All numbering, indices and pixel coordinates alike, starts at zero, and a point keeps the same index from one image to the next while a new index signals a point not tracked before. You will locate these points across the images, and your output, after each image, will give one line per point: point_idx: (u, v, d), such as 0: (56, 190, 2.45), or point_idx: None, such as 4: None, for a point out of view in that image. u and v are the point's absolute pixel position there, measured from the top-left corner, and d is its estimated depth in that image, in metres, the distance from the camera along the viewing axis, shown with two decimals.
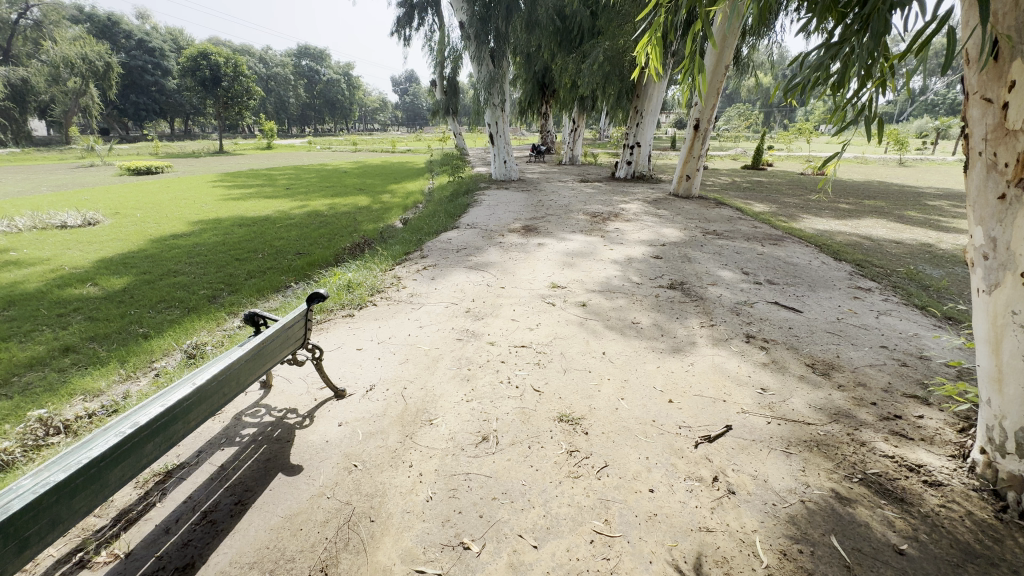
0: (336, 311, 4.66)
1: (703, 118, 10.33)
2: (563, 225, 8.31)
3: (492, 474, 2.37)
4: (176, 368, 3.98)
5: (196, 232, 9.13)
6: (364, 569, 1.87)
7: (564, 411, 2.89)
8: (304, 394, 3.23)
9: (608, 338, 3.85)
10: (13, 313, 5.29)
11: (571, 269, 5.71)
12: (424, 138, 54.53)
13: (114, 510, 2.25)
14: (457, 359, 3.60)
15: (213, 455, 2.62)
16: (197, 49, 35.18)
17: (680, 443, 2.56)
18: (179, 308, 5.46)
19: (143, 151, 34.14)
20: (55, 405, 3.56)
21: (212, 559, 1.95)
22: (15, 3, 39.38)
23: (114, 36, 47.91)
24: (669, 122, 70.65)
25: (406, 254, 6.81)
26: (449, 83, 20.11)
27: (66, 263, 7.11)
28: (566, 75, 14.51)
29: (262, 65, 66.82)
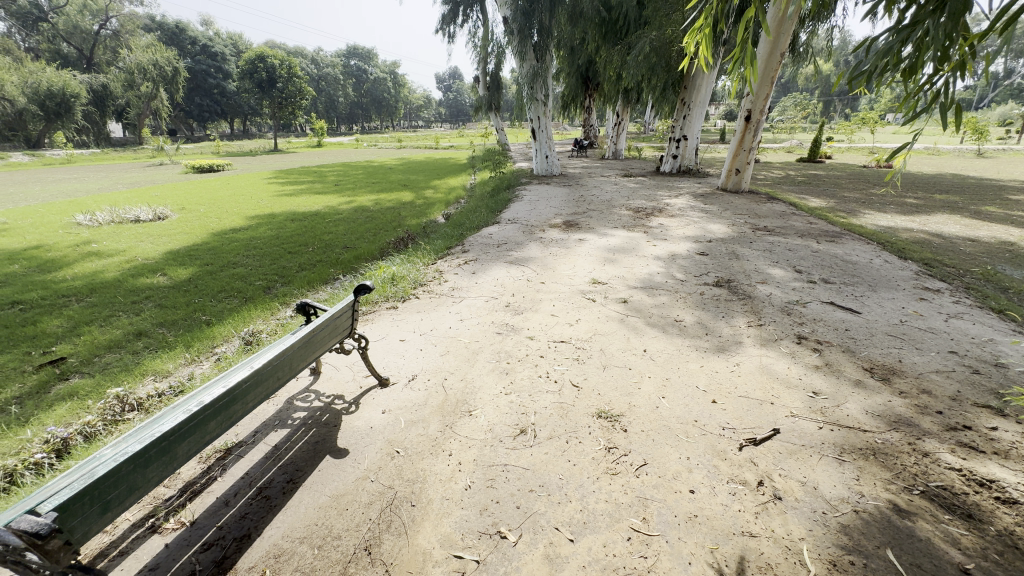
0: (380, 303, 4.82)
1: (755, 109, 9.86)
2: (604, 221, 8.21)
3: (530, 467, 2.39)
4: (235, 354, 4.25)
5: (252, 227, 9.65)
6: (405, 552, 1.94)
7: (602, 408, 2.87)
8: (350, 381, 3.37)
9: (649, 335, 3.78)
10: (95, 300, 5.80)
11: (612, 265, 5.62)
12: (467, 134, 55.13)
13: (181, 482, 2.44)
14: (496, 352, 3.65)
15: (268, 435, 2.78)
16: (255, 52, 37.03)
17: (723, 445, 2.49)
18: (238, 298, 5.81)
19: (206, 150, 36.39)
20: (130, 384, 3.88)
21: (266, 533, 2.07)
22: (96, 15, 42.73)
23: (180, 42, 51.02)
24: (717, 114, 68.11)
25: (448, 248, 6.94)
26: (491, 79, 20.13)
27: (138, 255, 7.71)
28: (611, 67, 14.21)
29: (314, 66, 69.53)
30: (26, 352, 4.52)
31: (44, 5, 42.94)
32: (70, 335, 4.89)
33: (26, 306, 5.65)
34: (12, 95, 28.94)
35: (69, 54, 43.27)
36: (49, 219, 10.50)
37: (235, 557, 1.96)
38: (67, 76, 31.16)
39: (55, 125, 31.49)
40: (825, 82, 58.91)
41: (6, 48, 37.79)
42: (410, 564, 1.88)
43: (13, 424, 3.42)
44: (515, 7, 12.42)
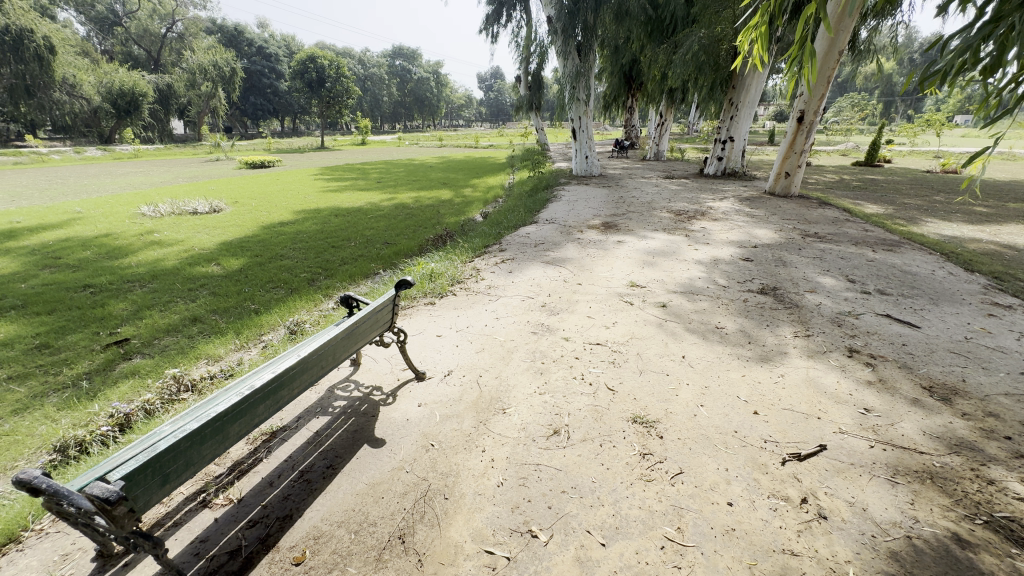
0: (418, 298, 4.92)
1: (808, 109, 9.43)
2: (644, 223, 8.07)
3: (562, 467, 2.38)
4: (281, 342, 4.43)
5: (299, 221, 10.03)
6: (437, 543, 1.97)
7: (638, 413, 2.83)
8: (388, 373, 3.46)
9: (688, 341, 3.69)
10: (156, 286, 6.19)
11: (652, 268, 5.51)
12: (506, 133, 55.17)
13: (229, 461, 2.57)
14: (530, 352, 3.65)
15: (310, 421, 2.90)
16: (306, 53, 38.49)
17: (765, 458, 2.40)
18: (284, 289, 6.07)
19: (258, 146, 38.02)
20: (185, 366, 4.13)
21: (306, 515, 2.16)
22: (164, 19, 45.48)
23: (239, 44, 53.75)
24: (767, 114, 65.43)
25: (485, 247, 7.00)
26: (533, 79, 20.11)
27: (195, 245, 8.18)
28: (656, 66, 13.94)
29: (361, 66, 71.65)
30: (94, 332, 4.88)
31: (118, 11, 46.18)
32: (133, 318, 5.24)
33: (95, 289, 6.09)
34: (88, 94, 31.22)
35: (139, 55, 46.28)
36: (117, 210, 11.27)
37: (278, 536, 2.06)
38: (136, 76, 33.32)
39: (125, 122, 33.78)
40: (887, 80, 55.47)
41: (85, 51, 40.87)
42: (442, 556, 1.91)
43: (82, 399, 3.71)
44: (560, 7, 12.39)
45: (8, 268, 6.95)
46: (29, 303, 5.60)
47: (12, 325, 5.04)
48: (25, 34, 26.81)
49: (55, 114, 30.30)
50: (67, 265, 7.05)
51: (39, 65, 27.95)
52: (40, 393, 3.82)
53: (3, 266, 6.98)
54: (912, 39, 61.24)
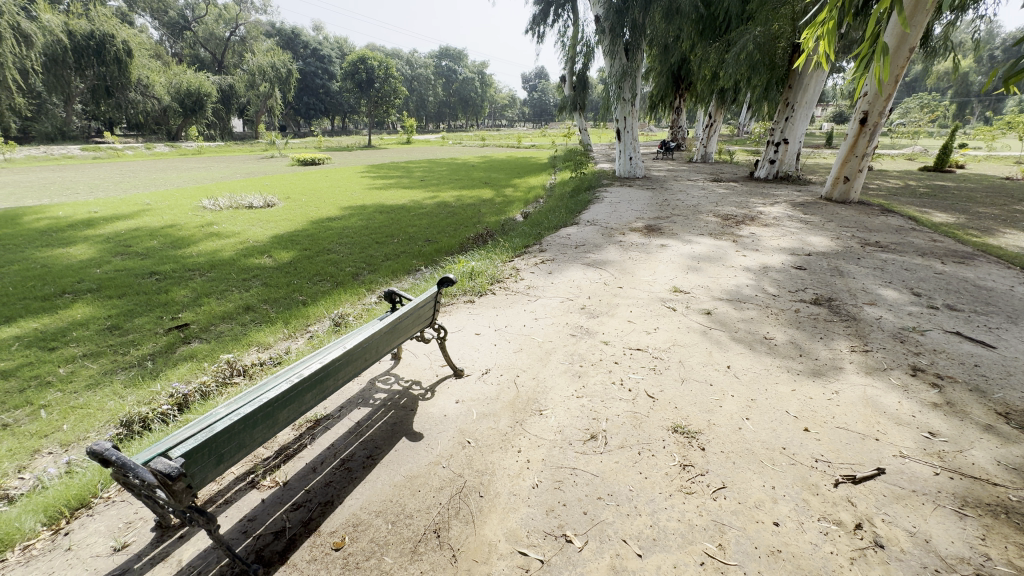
0: (458, 296, 4.98)
1: (872, 110, 8.89)
2: (689, 226, 7.83)
3: (599, 473, 2.35)
4: (326, 333, 4.59)
5: (345, 217, 10.38)
6: (471, 541, 1.99)
7: (679, 422, 2.75)
8: (427, 368, 3.52)
9: (734, 351, 3.54)
10: (213, 275, 6.55)
11: (696, 274, 5.35)
12: (550, 133, 54.79)
13: (277, 445, 2.69)
14: (569, 354, 3.61)
15: (352, 411, 2.99)
16: (357, 54, 39.85)
17: (815, 479, 2.27)
18: (330, 282, 6.30)
19: (310, 144, 39.56)
20: (237, 352, 4.35)
21: (346, 503, 2.23)
22: (229, 23, 48.24)
23: (295, 46, 56.30)
24: (826, 115, 62.10)
25: (525, 246, 7.01)
26: (577, 79, 19.93)
27: (250, 237, 8.60)
28: (707, 66, 13.53)
29: (409, 67, 73.36)
30: (159, 317, 5.22)
31: (187, 16, 49.20)
32: (192, 304, 5.57)
33: (160, 277, 6.52)
34: (159, 94, 33.40)
35: (205, 58, 49.16)
36: (181, 203, 12.03)
37: (320, 520, 2.13)
38: (202, 78, 35.51)
39: (191, 120, 35.98)
40: (963, 80, 51.44)
41: (158, 54, 43.81)
42: (476, 553, 1.92)
43: (146, 378, 3.98)
44: (608, 6, 12.31)
45: (86, 254, 7.55)
46: (102, 288, 6.07)
47: (88, 307, 5.48)
48: (107, 39, 29.04)
49: (130, 113, 32.59)
50: (137, 253, 7.59)
51: (118, 68, 30.17)
52: (110, 370, 4.14)
53: (82, 252, 7.58)
54: (992, 34, 56.58)
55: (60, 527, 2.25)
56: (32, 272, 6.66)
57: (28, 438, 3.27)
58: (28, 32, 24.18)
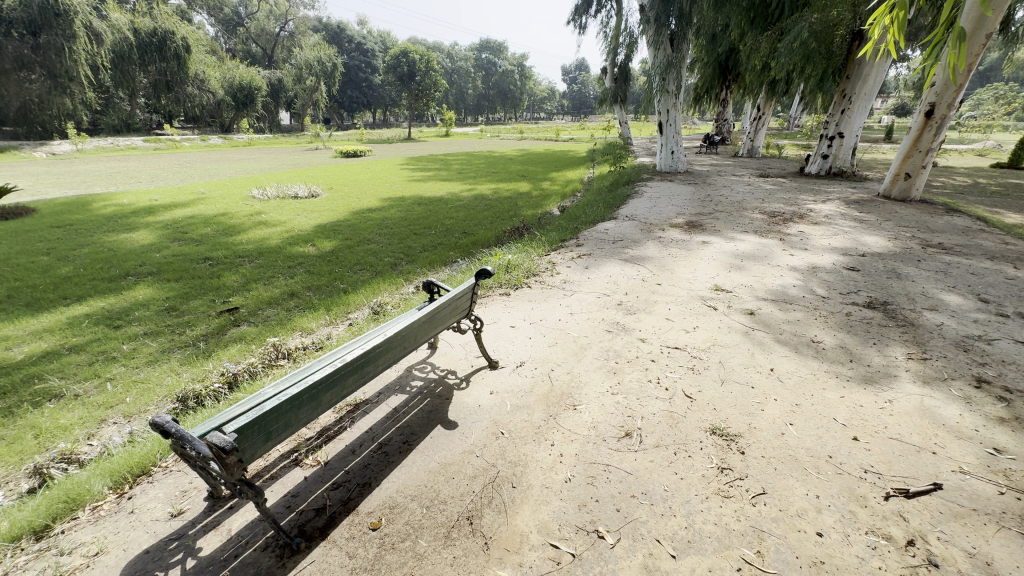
0: (494, 289, 5.01)
1: (940, 102, 8.31)
2: (732, 223, 7.57)
3: (632, 471, 2.32)
4: (365, 320, 4.73)
5: (385, 208, 10.61)
6: (503, 530, 2.01)
7: (718, 424, 2.67)
8: (463, 359, 3.57)
9: (778, 353, 3.41)
10: (261, 262, 6.85)
11: (739, 272, 5.17)
12: (588, 125, 53.78)
13: (319, 426, 2.80)
14: (604, 350, 3.58)
15: (390, 397, 3.08)
16: (399, 48, 40.44)
17: (864, 490, 2.17)
18: (370, 272, 6.47)
19: (352, 137, 40.65)
20: (283, 336, 4.55)
21: (383, 485, 2.30)
22: (279, 19, 50.00)
23: (340, 41, 57.81)
24: (886, 108, 58.41)
25: (562, 240, 6.97)
26: (619, 70, 19.48)
27: (295, 226, 8.94)
28: (757, 56, 12.95)
29: (449, 60, 73.92)
30: (212, 300, 5.52)
31: (241, 12, 51.11)
32: (242, 289, 5.86)
33: (212, 262, 6.87)
34: (214, 88, 35.09)
35: (256, 53, 51.22)
36: (233, 192, 12.63)
37: (358, 500, 2.22)
38: (253, 72, 37.02)
39: (242, 113, 37.72)
40: None
41: (214, 49, 45.90)
42: (508, 543, 1.95)
43: (200, 357, 4.23)
44: None
45: (147, 239, 8.05)
46: (161, 271, 6.46)
47: (148, 288, 5.85)
48: (168, 36, 30.69)
49: (188, 106, 34.30)
50: (192, 240, 8.03)
51: (177, 63, 31.84)
52: (167, 349, 4.41)
53: (143, 238, 8.09)
54: None
55: (124, 492, 2.43)
56: (100, 255, 7.16)
57: (96, 408, 3.54)
58: (99, 30, 25.81)
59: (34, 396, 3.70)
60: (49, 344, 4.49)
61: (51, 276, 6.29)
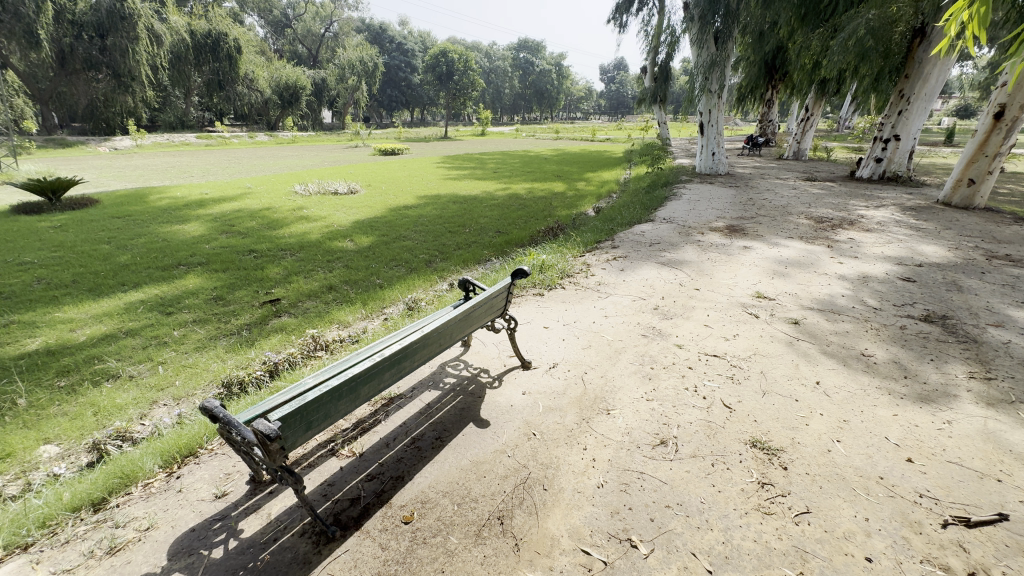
0: (528, 288, 5.00)
1: (1011, 103, 7.78)
2: (776, 228, 7.29)
3: (667, 481, 2.26)
4: (399, 316, 4.81)
5: (421, 205, 10.77)
6: (535, 532, 2.00)
7: (758, 437, 2.58)
8: (496, 357, 3.58)
9: (825, 366, 3.25)
10: (302, 255, 7.08)
11: (783, 279, 4.97)
12: (625, 126, 52.92)
13: (354, 418, 2.86)
14: (640, 355, 3.51)
15: (423, 393, 3.12)
16: (438, 48, 41.01)
17: (918, 515, 2.04)
18: (405, 268, 6.58)
19: (390, 135, 41.47)
20: (321, 328, 4.68)
21: (415, 480, 2.33)
22: (324, 20, 51.59)
23: (382, 41, 59.21)
24: (946, 110, 54.99)
25: (597, 241, 6.89)
26: (659, 69, 19.05)
27: (334, 222, 9.18)
28: (807, 54, 12.41)
29: (486, 60, 74.52)
30: (256, 290, 5.75)
31: (289, 14, 52.88)
32: (283, 281, 6.06)
33: (257, 254, 7.15)
34: (262, 88, 36.48)
35: (302, 53, 52.94)
36: (277, 187, 13.10)
37: (391, 493, 2.25)
38: (298, 72, 38.33)
39: (288, 112, 39.09)
40: None
41: (263, 50, 47.77)
42: (539, 545, 1.93)
43: (244, 345, 4.41)
44: None
45: (197, 231, 8.45)
46: (210, 262, 6.78)
47: (198, 278, 6.15)
48: (221, 38, 32.17)
49: (237, 104, 35.71)
50: (238, 233, 8.37)
51: (229, 63, 33.28)
52: (214, 336, 4.62)
53: (194, 230, 8.50)
54: None
55: (173, 471, 2.56)
56: (155, 245, 7.58)
57: (149, 390, 3.75)
58: (159, 32, 27.29)
59: (94, 376, 3.95)
60: (108, 327, 4.78)
61: (111, 263, 6.71)
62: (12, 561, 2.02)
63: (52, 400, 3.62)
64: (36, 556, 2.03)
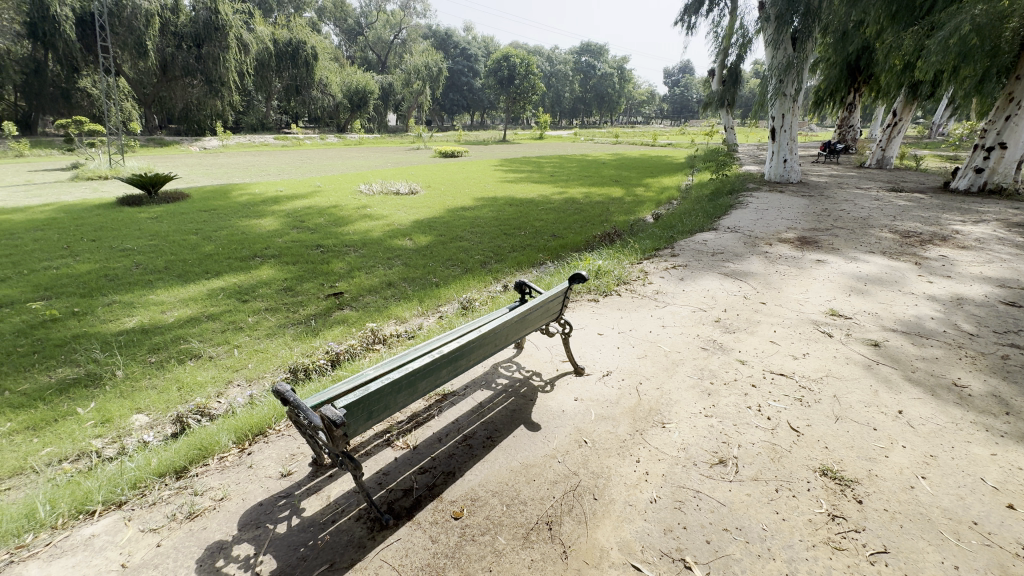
0: (583, 294, 4.95)
1: None
2: (853, 242, 6.77)
3: (726, 502, 2.15)
4: (454, 314, 4.91)
5: (478, 207, 10.96)
6: (584, 542, 1.97)
7: (829, 464, 2.40)
8: (548, 361, 3.57)
9: (909, 394, 2.97)
10: (365, 252, 7.41)
11: (861, 297, 4.60)
12: (687, 131, 51.14)
13: (409, 411, 2.95)
14: (698, 368, 3.37)
15: (476, 391, 3.16)
16: (501, 53, 41.58)
17: (1020, 570, 1.81)
18: (460, 268, 6.72)
19: (450, 138, 42.54)
20: (380, 322, 4.88)
21: (466, 477, 2.36)
22: (394, 27, 53.85)
23: (447, 47, 61.01)
24: None
25: (656, 249, 6.70)
26: (728, 72, 18.26)
27: (395, 220, 9.54)
28: (898, 55, 11.43)
29: (547, 65, 74.77)
30: (321, 283, 6.07)
31: (362, 22, 55.61)
32: (346, 276, 6.37)
33: (324, 249, 7.56)
34: (335, 92, 38.56)
35: (372, 59, 55.46)
36: (344, 186, 13.79)
37: (442, 487, 2.30)
38: (368, 77, 40.17)
39: (356, 115, 41.00)
40: None
41: (337, 57, 50.56)
42: (588, 555, 1.91)
43: (310, 334, 4.68)
44: None
45: (272, 225, 9.08)
46: (282, 255, 7.24)
47: (271, 269, 6.59)
48: (301, 46, 34.39)
49: (312, 108, 37.98)
50: (308, 228, 8.88)
51: (306, 69, 35.47)
52: (283, 324, 4.93)
53: (269, 224, 9.14)
54: None
55: (245, 447, 2.75)
56: (235, 237, 8.21)
57: (225, 370, 4.06)
58: (247, 41, 29.61)
59: (179, 354, 4.34)
60: (193, 310, 5.24)
61: (197, 252, 7.34)
62: (109, 517, 2.25)
63: (144, 374, 4.01)
64: (128, 513, 2.25)
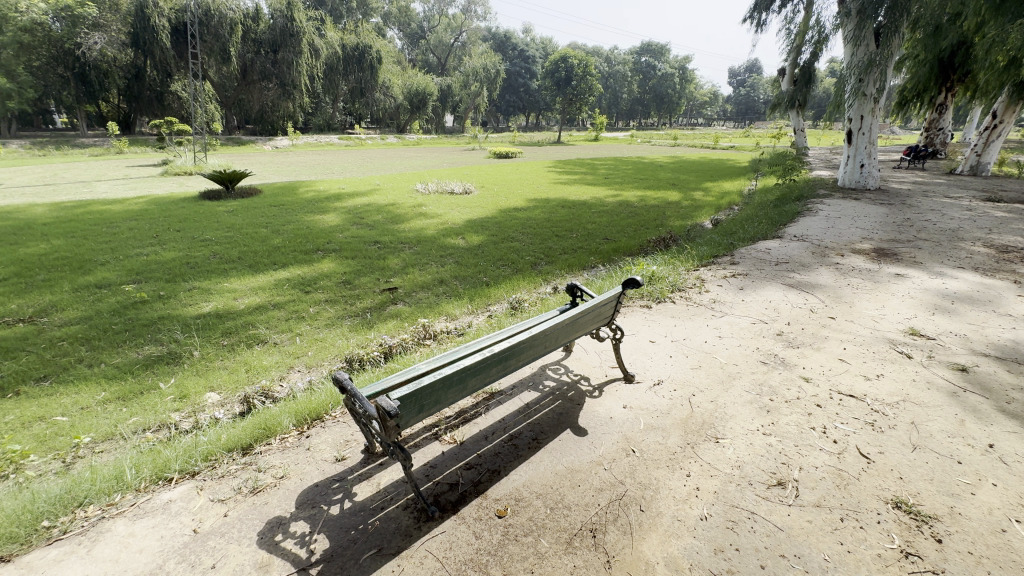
0: (635, 299, 4.83)
1: None
2: (939, 255, 6.18)
3: (784, 527, 2.03)
4: (502, 314, 4.95)
5: (530, 208, 10.98)
6: (628, 553, 1.92)
7: (903, 496, 2.21)
8: (597, 366, 3.52)
9: (1002, 427, 2.67)
10: (418, 249, 7.62)
11: (948, 317, 4.19)
12: (751, 132, 48.69)
13: (456, 408, 3.00)
14: (757, 383, 3.20)
15: (523, 392, 3.17)
16: (559, 54, 41.46)
17: None
18: (511, 268, 6.77)
19: (504, 138, 42.83)
20: (431, 318, 5.01)
21: (511, 477, 2.37)
22: (455, 31, 55.03)
23: (505, 49, 61.66)
24: None
25: (713, 256, 6.44)
26: (800, 71, 17.22)
27: (449, 219, 9.75)
28: (1001, 50, 10.32)
29: (605, 65, 73.69)
30: (377, 278, 6.32)
31: (425, 26, 57.17)
32: (400, 272, 6.58)
33: (381, 245, 7.85)
34: (396, 94, 39.63)
35: (432, 62, 56.93)
36: (402, 185, 14.25)
37: (487, 484, 2.33)
38: (428, 80, 41.32)
39: (416, 116, 42.23)
40: None
41: (400, 61, 52.43)
42: (631, 567, 1.86)
43: (365, 326, 4.88)
44: None
45: (334, 221, 9.55)
46: (343, 249, 7.60)
47: (332, 263, 6.93)
48: (366, 50, 35.98)
49: (374, 110, 39.54)
50: (366, 225, 9.26)
51: (371, 72, 37.01)
52: (341, 315, 5.18)
53: (332, 220, 9.62)
54: None
55: (304, 430, 2.91)
56: (300, 232, 8.70)
57: (288, 356, 4.33)
58: (318, 46, 31.32)
59: (248, 338, 4.67)
60: (261, 298, 5.61)
61: (267, 244, 7.85)
62: (184, 484, 2.45)
63: (217, 356, 4.34)
64: (200, 483, 2.45)
